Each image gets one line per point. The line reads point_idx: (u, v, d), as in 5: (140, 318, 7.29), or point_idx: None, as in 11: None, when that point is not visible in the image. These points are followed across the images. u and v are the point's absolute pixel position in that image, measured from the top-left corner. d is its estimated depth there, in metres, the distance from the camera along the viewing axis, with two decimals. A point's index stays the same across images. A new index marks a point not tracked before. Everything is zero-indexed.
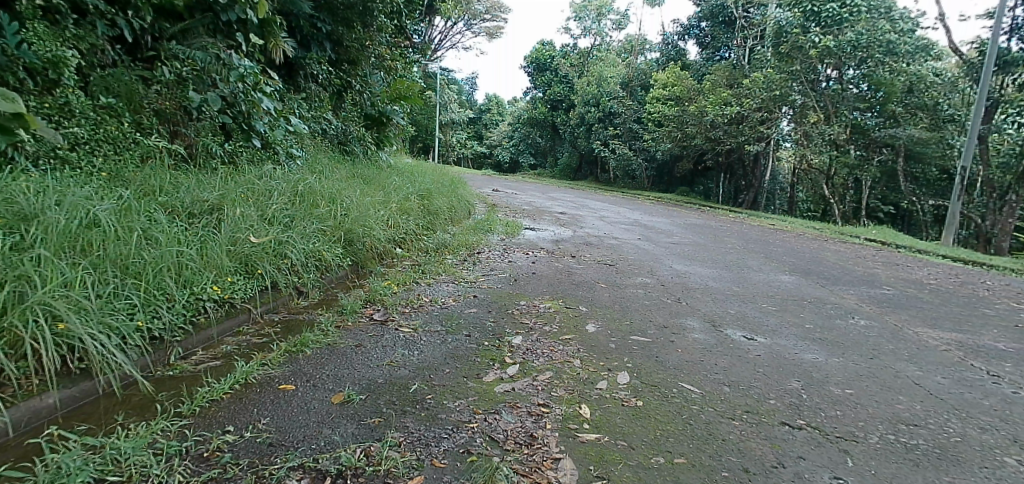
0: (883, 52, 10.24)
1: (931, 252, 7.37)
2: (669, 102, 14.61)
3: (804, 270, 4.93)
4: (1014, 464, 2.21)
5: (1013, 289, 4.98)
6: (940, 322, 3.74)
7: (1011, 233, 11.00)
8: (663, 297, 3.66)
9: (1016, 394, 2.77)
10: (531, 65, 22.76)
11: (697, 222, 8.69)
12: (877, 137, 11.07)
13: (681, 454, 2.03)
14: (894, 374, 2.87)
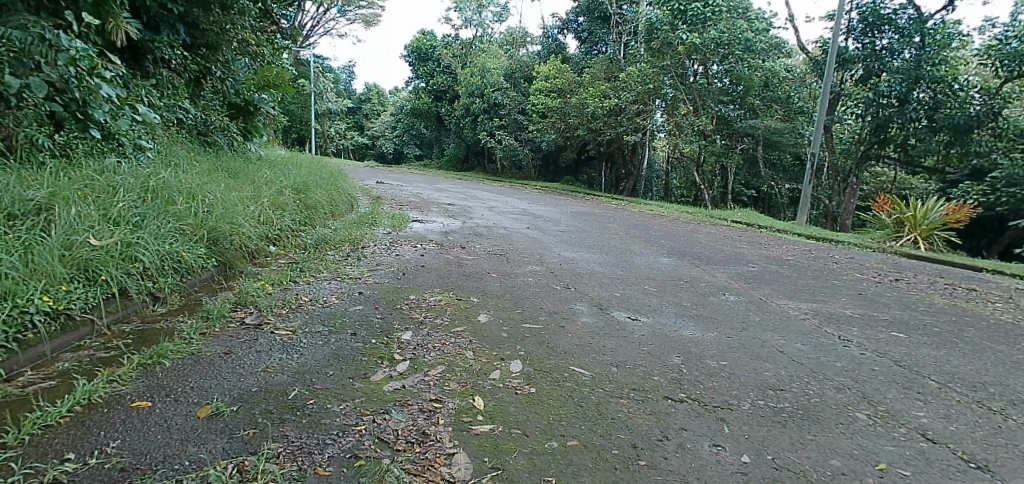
0: (742, 49, 11.16)
1: (789, 231, 8.14)
2: (552, 94, 15.06)
3: (680, 251, 5.25)
4: (863, 418, 2.51)
5: (855, 261, 5.64)
6: (798, 294, 4.13)
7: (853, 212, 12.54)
8: (552, 284, 3.73)
9: (861, 355, 3.14)
10: (413, 55, 22.47)
11: (581, 210, 9.00)
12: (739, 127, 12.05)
13: (574, 436, 2.06)
14: (761, 344, 3.13)
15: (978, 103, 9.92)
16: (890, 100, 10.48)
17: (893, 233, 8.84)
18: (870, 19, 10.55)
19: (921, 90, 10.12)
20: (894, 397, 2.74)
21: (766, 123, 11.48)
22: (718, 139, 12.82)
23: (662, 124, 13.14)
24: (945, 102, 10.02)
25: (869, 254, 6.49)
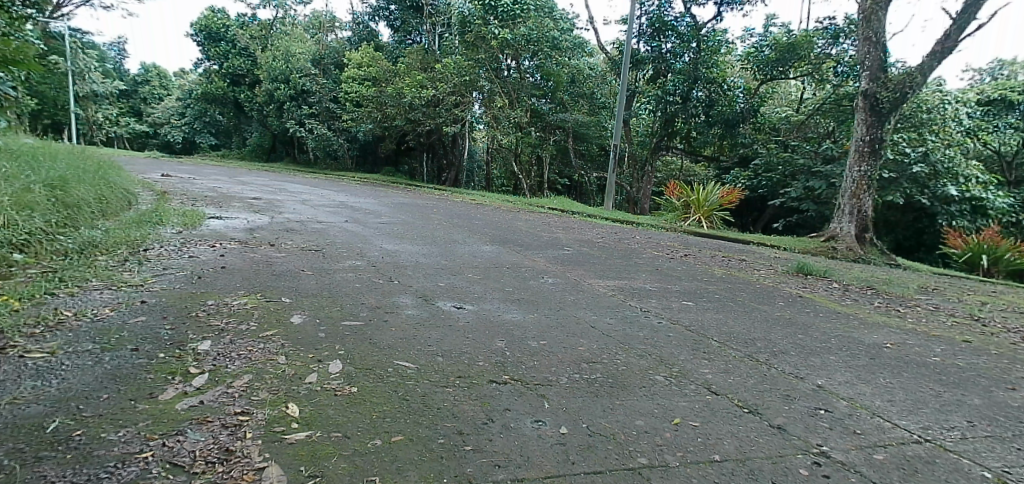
0: (550, 47, 12.17)
1: (598, 216, 8.87)
2: (365, 83, 14.72)
3: (502, 239, 5.45)
4: (662, 380, 2.86)
5: (652, 241, 6.33)
6: (606, 272, 4.52)
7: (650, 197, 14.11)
8: (374, 278, 3.63)
9: (660, 325, 3.58)
10: (200, 33, 20.35)
11: (402, 201, 8.91)
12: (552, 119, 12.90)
13: (399, 431, 2.03)
14: (576, 321, 3.39)
15: (741, 101, 11.91)
16: (675, 98, 12.11)
17: (682, 215, 10.10)
18: (656, 25, 12.08)
19: (699, 89, 11.92)
20: (686, 359, 3.17)
21: (575, 116, 12.83)
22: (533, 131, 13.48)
23: (480, 116, 13.40)
24: (718, 100, 11.86)
25: (664, 233, 7.33)
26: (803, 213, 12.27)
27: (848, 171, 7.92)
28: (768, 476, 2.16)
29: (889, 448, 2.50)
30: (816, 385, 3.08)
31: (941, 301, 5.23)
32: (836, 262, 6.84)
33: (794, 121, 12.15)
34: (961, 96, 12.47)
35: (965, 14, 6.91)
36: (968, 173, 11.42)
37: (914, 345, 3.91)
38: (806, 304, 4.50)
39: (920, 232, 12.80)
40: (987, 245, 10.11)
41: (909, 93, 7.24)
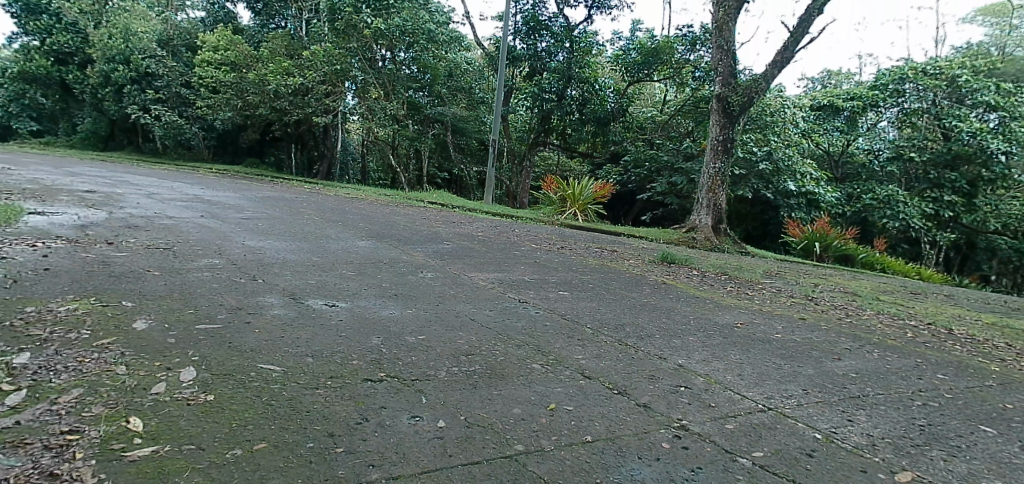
0: (426, 38, 12.61)
1: (478, 210, 8.99)
2: (222, 67, 13.89)
3: (378, 234, 5.31)
4: (539, 368, 2.94)
5: (529, 234, 6.49)
6: (485, 265, 4.57)
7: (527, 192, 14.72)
8: (234, 277, 3.39)
9: (537, 314, 3.70)
10: (16, 4, 17.83)
11: (269, 195, 8.40)
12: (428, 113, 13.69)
13: (261, 439, 1.91)
14: (455, 314, 3.41)
15: (612, 101, 12.85)
16: (551, 95, 12.69)
17: (558, 209, 10.53)
18: (531, 24, 12.42)
19: (573, 88, 12.62)
20: (561, 346, 3.29)
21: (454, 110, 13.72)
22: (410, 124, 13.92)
23: (354, 106, 13.50)
24: (590, 99, 12.64)
25: (540, 227, 7.55)
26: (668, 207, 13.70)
27: (705, 167, 8.59)
28: (635, 452, 2.29)
29: (738, 418, 2.75)
30: (677, 365, 3.33)
31: (782, 284, 5.86)
32: (697, 250, 7.46)
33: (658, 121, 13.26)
34: (797, 102, 14.10)
35: (799, 29, 7.78)
36: (803, 171, 12.81)
37: (760, 324, 4.36)
38: (670, 290, 4.85)
39: (766, 223, 14.34)
40: (819, 235, 11.55)
41: (755, 98, 8.03)
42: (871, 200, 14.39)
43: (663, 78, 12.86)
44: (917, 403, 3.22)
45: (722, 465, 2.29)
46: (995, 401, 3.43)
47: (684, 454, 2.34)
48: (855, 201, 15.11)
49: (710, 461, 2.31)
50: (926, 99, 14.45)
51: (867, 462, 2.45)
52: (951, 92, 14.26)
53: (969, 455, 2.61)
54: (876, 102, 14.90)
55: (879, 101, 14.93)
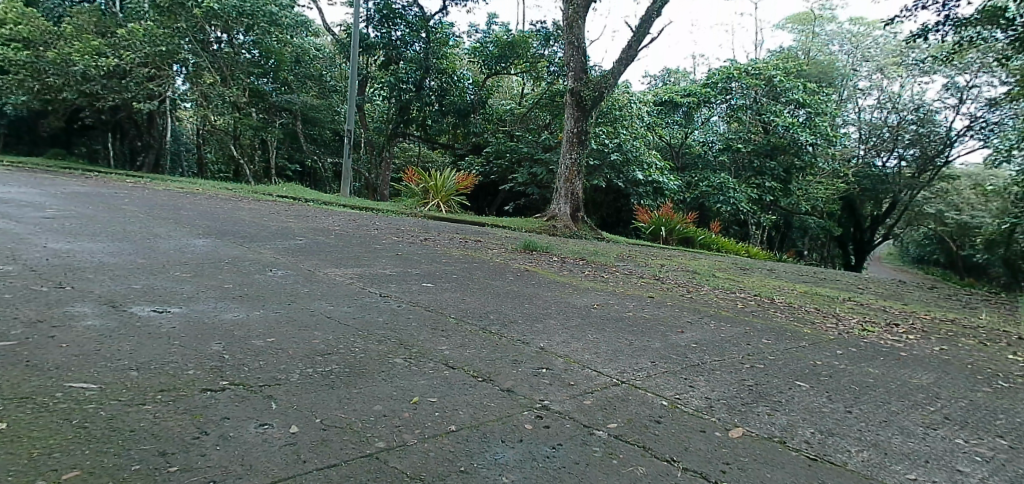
0: (267, 22, 13.50)
1: (337, 205, 8.99)
2: (15, 44, 13.07)
3: (219, 231, 4.91)
4: (401, 361, 2.90)
5: (388, 226, 6.37)
6: (343, 261, 4.42)
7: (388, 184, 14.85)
8: (32, 286, 2.95)
9: (398, 307, 3.64)
10: None
11: (81, 191, 7.42)
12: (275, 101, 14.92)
13: (71, 467, 1.68)
14: (309, 313, 3.25)
15: (470, 94, 13.76)
16: (409, 86, 13.53)
17: (421, 201, 10.56)
18: (384, 12, 13.19)
19: (431, 78, 13.55)
20: (424, 338, 3.27)
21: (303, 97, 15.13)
22: (255, 113, 15.09)
23: (183, 90, 14.02)
24: (449, 90, 13.54)
25: (399, 218, 7.50)
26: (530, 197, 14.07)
27: (563, 157, 8.94)
28: (498, 436, 2.33)
29: (595, 393, 2.91)
30: (539, 348, 3.44)
31: (633, 266, 6.32)
32: (556, 237, 7.82)
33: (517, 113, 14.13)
34: (642, 97, 15.20)
35: (641, 29, 8.37)
36: (648, 161, 13.94)
37: (614, 304, 4.67)
38: (532, 276, 5.01)
39: (619, 210, 15.40)
40: (665, 220, 12.63)
41: (604, 93, 8.54)
42: (707, 187, 15.93)
43: (520, 72, 13.67)
44: (746, 366, 3.62)
45: (581, 439, 2.40)
46: (807, 358, 3.96)
47: (545, 432, 2.42)
48: (693, 188, 16.68)
49: (570, 437, 2.41)
50: (749, 97, 16.32)
51: (707, 423, 2.70)
52: (769, 90, 16.17)
53: (788, 408, 2.99)
54: (708, 99, 16.61)
55: (711, 97, 16.68)
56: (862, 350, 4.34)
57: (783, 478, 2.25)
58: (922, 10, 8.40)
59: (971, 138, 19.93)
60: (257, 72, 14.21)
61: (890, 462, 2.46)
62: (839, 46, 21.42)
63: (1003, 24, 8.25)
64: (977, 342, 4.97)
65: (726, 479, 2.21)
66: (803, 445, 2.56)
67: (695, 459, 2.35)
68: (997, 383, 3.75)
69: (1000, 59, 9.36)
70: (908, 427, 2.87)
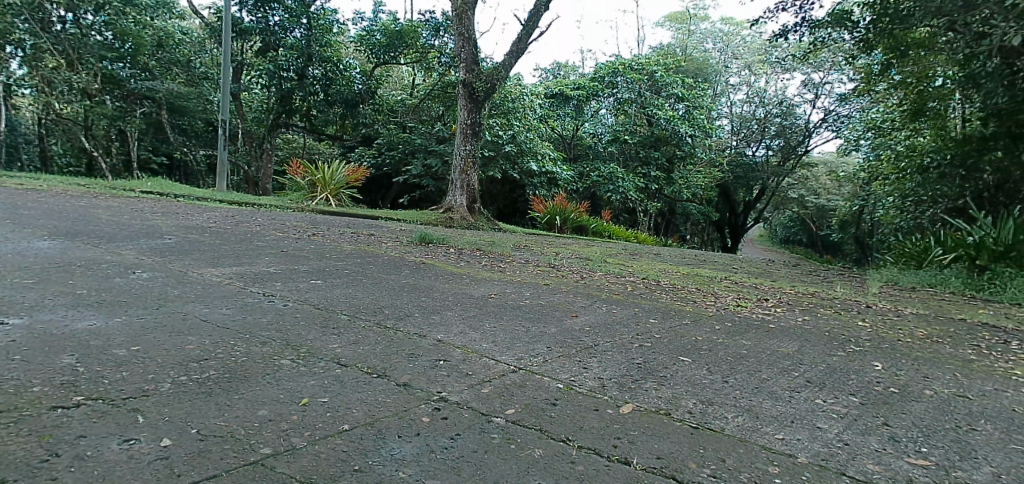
0: (121, 3, 13.47)
1: (210, 200, 8.57)
2: None
3: (71, 232, 4.44)
4: (289, 363, 2.76)
5: (271, 222, 6.07)
6: (221, 260, 4.15)
7: (270, 177, 15.01)
8: None
9: (284, 306, 3.47)
10: None
11: None
12: (134, 88, 14.53)
13: None
14: (181, 317, 3.02)
15: (359, 84, 14.19)
16: (291, 74, 13.42)
17: (309, 193, 11.27)
18: None
19: (314, 66, 13.58)
20: (315, 337, 3.13)
21: (167, 84, 14.65)
22: (109, 100, 14.57)
23: (20, 75, 13.31)
24: (335, 79, 13.80)
25: (283, 213, 7.20)
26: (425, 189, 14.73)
27: (457, 149, 8.93)
28: (393, 431, 2.29)
29: (493, 381, 2.93)
30: (436, 340, 3.41)
31: (529, 254, 6.46)
32: (451, 229, 7.81)
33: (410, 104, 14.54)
34: (533, 90, 15.49)
35: (530, 23, 8.50)
36: (542, 152, 14.26)
37: (511, 293, 4.73)
38: (428, 269, 4.95)
39: (515, 201, 15.68)
40: (559, 210, 13.02)
41: (496, 85, 8.65)
42: (597, 177, 16.60)
43: (410, 62, 14.40)
44: (636, 345, 3.81)
45: (478, 427, 2.42)
46: (689, 335, 4.24)
47: (442, 424, 2.41)
48: (585, 178, 17.20)
49: (468, 426, 2.42)
50: (633, 90, 17.17)
51: (599, 401, 2.82)
52: (651, 84, 17.10)
53: (674, 382, 3.18)
54: (596, 92, 17.28)
55: (599, 91, 17.31)
56: (737, 323, 4.73)
57: (670, 448, 2.39)
58: (782, 12, 9.20)
59: (825, 130, 22.27)
60: (111, 56, 13.83)
61: (762, 425, 2.68)
62: (713, 44, 22.84)
63: (849, 27, 9.22)
64: (833, 312, 5.57)
65: (618, 453, 2.31)
66: (686, 415, 2.74)
67: (589, 437, 2.43)
68: (850, 347, 4.21)
69: (846, 59, 10.46)
70: (777, 391, 3.15)
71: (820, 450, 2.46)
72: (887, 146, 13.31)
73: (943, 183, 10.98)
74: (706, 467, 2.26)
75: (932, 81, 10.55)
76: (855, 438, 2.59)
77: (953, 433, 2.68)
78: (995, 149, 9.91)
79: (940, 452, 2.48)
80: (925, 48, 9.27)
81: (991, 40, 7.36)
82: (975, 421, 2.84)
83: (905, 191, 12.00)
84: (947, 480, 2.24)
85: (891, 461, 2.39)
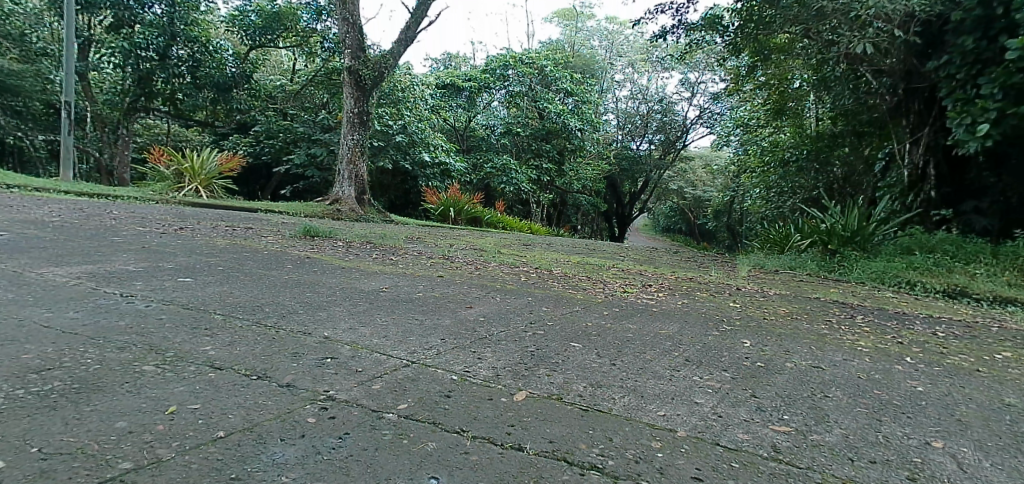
0: None
1: (55, 191, 7.68)
2: None
3: None
4: (152, 368, 2.51)
5: (130, 215, 5.52)
6: (68, 258, 3.71)
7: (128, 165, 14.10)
8: None
9: (147, 307, 3.16)
10: None
11: None
12: None
13: None
14: (17, 325, 2.66)
15: (231, 67, 13.26)
16: (150, 54, 12.34)
17: (175, 185, 10.50)
18: None
19: (179, 46, 12.59)
20: (183, 340, 2.87)
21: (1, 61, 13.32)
22: None
23: None
24: (203, 61, 12.91)
25: (145, 206, 6.58)
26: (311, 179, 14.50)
27: (344, 138, 8.62)
28: (276, 434, 2.15)
29: (384, 377, 2.84)
30: (322, 337, 3.26)
31: (422, 246, 6.35)
32: (340, 222, 7.53)
33: (290, 90, 14.30)
34: (424, 80, 15.30)
35: (418, 12, 8.36)
36: (433, 143, 14.20)
37: (403, 286, 4.63)
38: (314, 264, 4.72)
39: (407, 192, 15.46)
40: (453, 201, 12.99)
41: (384, 74, 8.46)
42: (491, 169, 16.70)
43: (291, 45, 13.78)
44: (529, 334, 3.87)
45: (369, 425, 2.33)
46: (580, 321, 4.37)
47: (330, 424, 2.29)
48: (478, 170, 17.22)
49: (357, 424, 2.32)
50: (524, 83, 17.44)
51: (494, 391, 2.82)
52: (541, 78, 17.50)
53: (566, 367, 3.26)
54: (488, 84, 17.37)
55: (490, 83, 17.40)
56: (623, 308, 4.96)
57: (561, 431, 2.44)
58: (661, 14, 9.74)
59: (700, 126, 23.97)
60: None
61: (646, 403, 2.81)
62: (598, 41, 23.73)
63: (719, 31, 9.97)
64: (708, 294, 6.01)
65: (512, 440, 2.32)
66: (577, 399, 2.81)
67: (483, 426, 2.43)
68: (724, 326, 4.56)
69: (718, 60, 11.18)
70: (660, 371, 3.33)
71: (697, 424, 2.62)
72: (753, 142, 14.58)
73: (802, 175, 12.37)
74: (595, 447, 2.33)
75: (790, 84, 11.52)
76: (727, 410, 2.80)
77: (810, 400, 2.96)
78: (840, 146, 11.25)
79: (799, 418, 2.73)
80: (784, 54, 10.14)
81: (838, 46, 8.08)
82: (828, 388, 3.17)
83: (770, 184, 13.40)
84: (804, 443, 2.48)
85: (758, 429, 2.60)
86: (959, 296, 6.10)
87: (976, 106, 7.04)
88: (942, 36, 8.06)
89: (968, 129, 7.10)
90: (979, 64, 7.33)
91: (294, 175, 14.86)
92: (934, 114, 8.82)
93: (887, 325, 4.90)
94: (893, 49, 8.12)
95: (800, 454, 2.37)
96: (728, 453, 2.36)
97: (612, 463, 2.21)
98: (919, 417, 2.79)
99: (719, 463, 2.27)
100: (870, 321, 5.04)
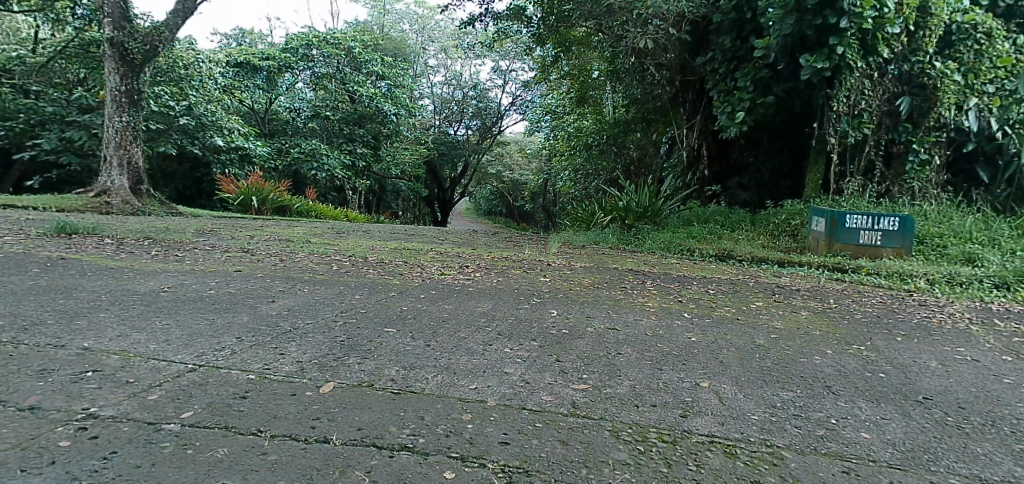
0: None
1: None
2: None
3: None
4: None
5: None
6: None
7: None
8: None
9: None
10: None
11: None
12: None
13: None
14: None
15: None
16: None
17: None
18: None
19: None
20: None
21: None
22: None
23: None
24: None
25: None
26: (66, 168, 12.72)
27: (107, 120, 7.57)
28: (14, 466, 1.86)
29: (164, 385, 2.55)
30: (80, 349, 2.82)
31: (216, 240, 5.79)
32: (110, 217, 6.60)
33: (31, 63, 12.05)
34: (213, 57, 13.84)
35: None
36: (228, 126, 13.07)
37: (191, 284, 4.18)
38: (70, 266, 4.07)
39: (199, 181, 14.07)
40: (255, 189, 12.05)
41: (158, 48, 7.53)
42: (299, 154, 15.76)
43: (30, 10, 11.42)
44: (340, 323, 3.75)
45: (143, 439, 2.08)
46: (395, 305, 4.35)
47: (91, 444, 2.02)
48: (284, 155, 16.11)
49: (127, 440, 2.06)
50: (331, 65, 16.66)
51: (297, 385, 2.68)
52: (349, 60, 16.86)
53: (377, 353, 3.21)
54: (289, 64, 16.18)
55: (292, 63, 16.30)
56: (440, 290, 5.03)
57: (369, 417, 2.40)
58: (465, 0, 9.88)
59: (513, 112, 25.02)
60: None
61: (458, 379, 2.89)
62: (409, 25, 23.38)
63: (524, 21, 10.42)
64: (521, 271, 6.32)
65: (316, 433, 2.23)
66: (388, 383, 2.79)
67: (284, 423, 2.29)
68: (534, 299, 4.85)
69: (525, 49, 11.65)
70: (472, 346, 3.44)
71: (505, 392, 2.76)
72: (562, 127, 15.58)
73: (603, 158, 13.53)
74: (405, 428, 2.33)
75: (590, 74, 12.32)
76: (534, 376, 2.98)
77: (605, 359, 3.28)
78: (634, 131, 12.49)
79: (596, 375, 3.00)
80: (582, 45, 10.86)
81: (625, 40, 8.91)
82: (620, 346, 3.53)
83: (577, 167, 14.52)
84: (598, 397, 2.73)
85: (560, 390, 2.80)
86: (727, 259, 7.14)
87: (734, 96, 8.30)
88: (706, 35, 9.30)
89: (728, 116, 8.33)
90: (735, 60, 8.64)
91: (43, 162, 12.74)
92: (703, 104, 10.16)
93: (670, 287, 5.61)
94: (670, 45, 9.17)
95: (594, 407, 2.61)
96: (533, 415, 2.52)
97: (422, 441, 2.24)
98: (691, 363, 3.24)
99: (523, 425, 2.41)
100: (657, 285, 5.71)
